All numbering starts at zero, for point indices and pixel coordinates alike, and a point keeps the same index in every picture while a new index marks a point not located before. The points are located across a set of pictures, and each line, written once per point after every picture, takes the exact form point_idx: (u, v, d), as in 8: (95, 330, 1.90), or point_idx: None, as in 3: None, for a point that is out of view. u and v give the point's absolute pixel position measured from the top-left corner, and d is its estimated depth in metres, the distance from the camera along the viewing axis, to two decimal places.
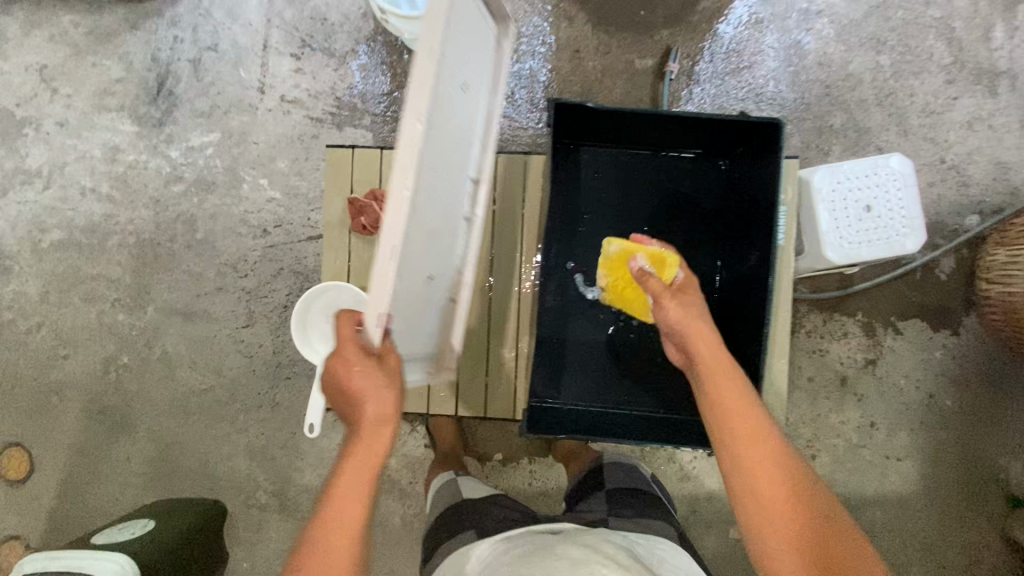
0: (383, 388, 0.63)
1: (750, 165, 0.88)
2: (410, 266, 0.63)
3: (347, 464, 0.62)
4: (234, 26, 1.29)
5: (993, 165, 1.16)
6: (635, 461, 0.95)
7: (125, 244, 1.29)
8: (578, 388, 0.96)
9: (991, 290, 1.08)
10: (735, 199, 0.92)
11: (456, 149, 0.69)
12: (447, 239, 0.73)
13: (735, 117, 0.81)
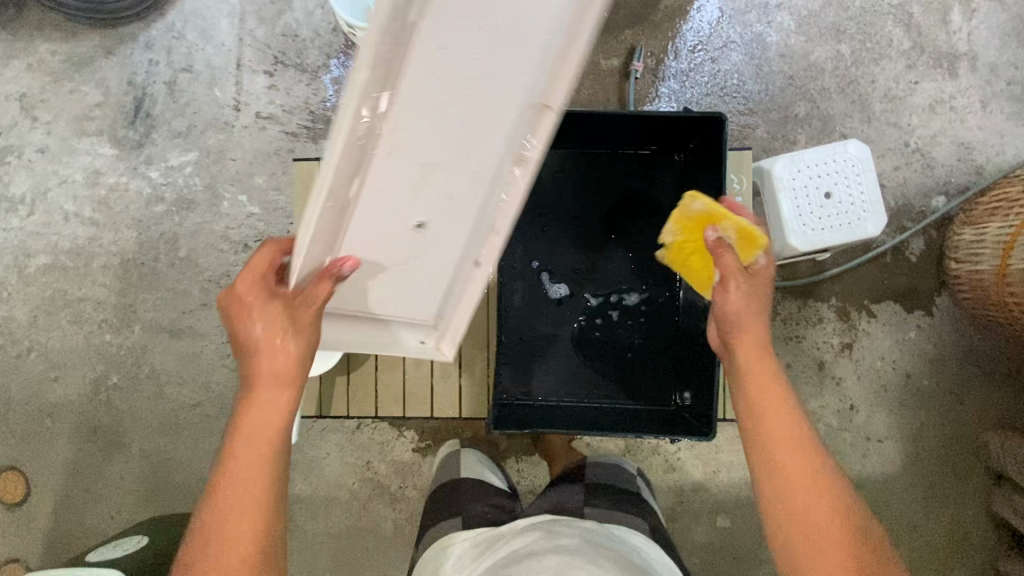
0: (286, 344, 0.66)
1: (704, 156, 0.91)
2: (378, 204, 0.58)
3: (245, 428, 0.66)
4: (208, 46, 1.31)
5: (956, 146, 1.18)
6: (616, 458, 0.96)
7: (109, 265, 1.31)
8: (552, 386, 0.97)
9: (961, 268, 1.10)
10: (693, 190, 0.95)
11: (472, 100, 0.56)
12: (447, 181, 0.57)
13: (681, 112, 0.85)
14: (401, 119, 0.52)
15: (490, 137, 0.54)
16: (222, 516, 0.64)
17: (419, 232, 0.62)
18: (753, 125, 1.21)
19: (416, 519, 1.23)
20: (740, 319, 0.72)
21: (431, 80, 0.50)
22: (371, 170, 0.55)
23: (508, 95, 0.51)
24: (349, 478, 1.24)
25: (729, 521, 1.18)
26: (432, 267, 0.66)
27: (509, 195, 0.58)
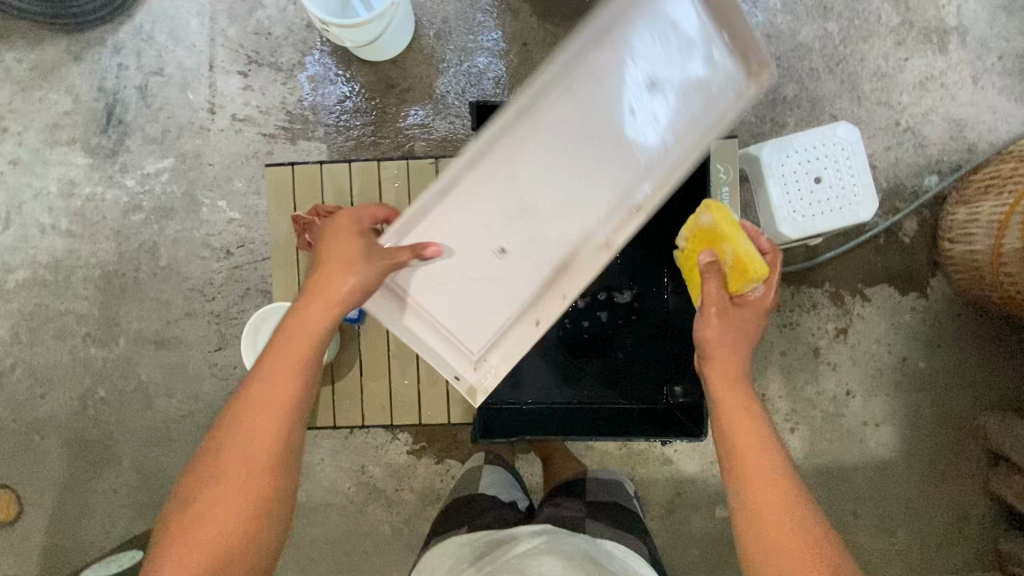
0: (346, 270, 0.71)
1: None
2: (479, 218, 0.77)
3: (285, 333, 0.70)
4: (178, 48, 1.27)
5: (948, 123, 1.16)
6: (615, 477, 0.96)
7: (90, 277, 1.28)
8: (543, 387, 0.96)
9: (954, 248, 1.08)
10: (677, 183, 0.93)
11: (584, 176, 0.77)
12: (531, 224, 0.78)
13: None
14: (523, 171, 0.77)
15: (579, 209, 0.77)
16: (234, 436, 0.65)
17: (499, 256, 0.78)
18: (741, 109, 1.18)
19: (414, 521, 1.22)
20: (721, 334, 0.72)
21: (550, 159, 0.77)
22: (486, 192, 0.77)
23: (599, 195, 0.77)
24: (344, 483, 1.23)
25: (728, 511, 1.17)
26: (496, 296, 0.78)
27: (569, 264, 0.77)
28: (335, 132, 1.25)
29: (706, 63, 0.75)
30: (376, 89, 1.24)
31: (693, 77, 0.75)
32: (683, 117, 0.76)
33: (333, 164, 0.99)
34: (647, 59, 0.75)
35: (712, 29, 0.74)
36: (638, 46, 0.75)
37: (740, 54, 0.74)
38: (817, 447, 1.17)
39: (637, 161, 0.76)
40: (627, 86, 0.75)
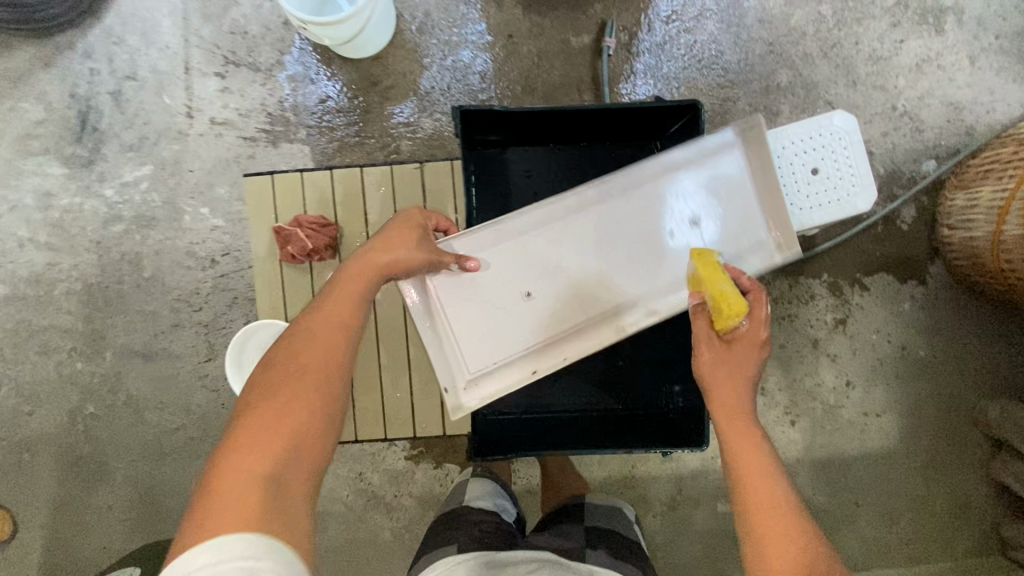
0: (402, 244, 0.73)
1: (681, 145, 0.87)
2: (521, 262, 0.84)
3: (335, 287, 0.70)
4: (151, 50, 1.23)
5: (946, 106, 1.13)
6: (616, 502, 0.86)
7: (72, 291, 1.25)
8: (538, 394, 0.94)
9: (954, 234, 1.06)
10: None
11: (630, 255, 0.85)
12: (562, 284, 0.84)
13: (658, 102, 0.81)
14: (575, 233, 0.84)
15: (603, 284, 0.84)
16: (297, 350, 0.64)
17: (525, 300, 0.84)
18: (734, 98, 1.15)
19: (415, 527, 1.21)
20: (710, 372, 0.74)
21: (596, 232, 0.85)
22: (535, 241, 0.84)
23: (623, 280, 0.84)
24: (342, 491, 1.22)
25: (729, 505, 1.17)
26: (506, 334, 0.83)
27: (580, 334, 0.84)
28: (317, 133, 1.21)
29: (764, 211, 0.84)
30: (359, 88, 1.20)
31: (746, 224, 0.84)
32: (723, 248, 0.83)
33: (314, 172, 0.96)
34: (721, 181, 0.84)
35: (775, 200, 0.83)
36: (716, 169, 0.84)
37: (784, 225, 0.82)
38: (818, 439, 1.16)
39: (667, 267, 0.84)
40: (700, 184, 0.84)
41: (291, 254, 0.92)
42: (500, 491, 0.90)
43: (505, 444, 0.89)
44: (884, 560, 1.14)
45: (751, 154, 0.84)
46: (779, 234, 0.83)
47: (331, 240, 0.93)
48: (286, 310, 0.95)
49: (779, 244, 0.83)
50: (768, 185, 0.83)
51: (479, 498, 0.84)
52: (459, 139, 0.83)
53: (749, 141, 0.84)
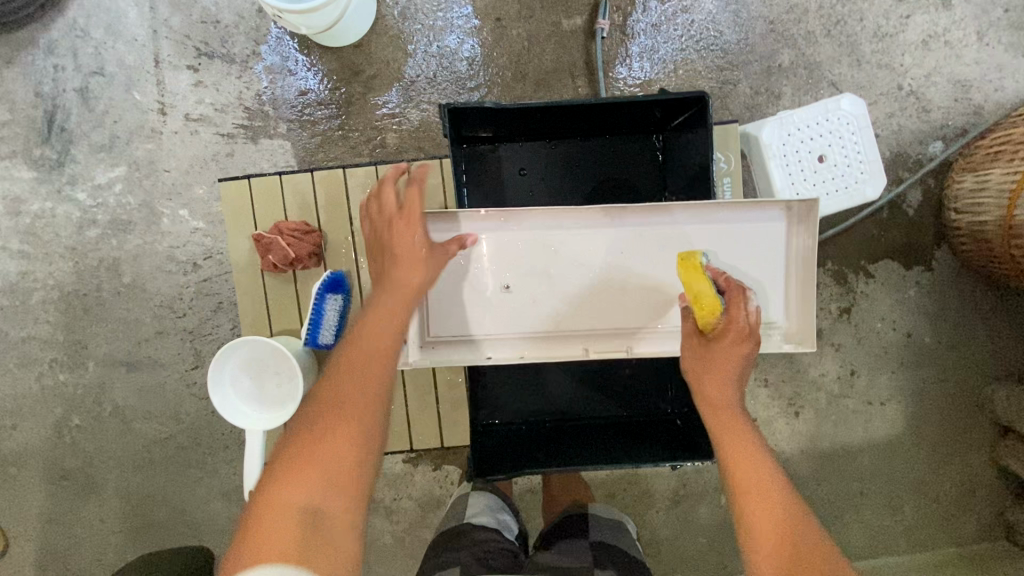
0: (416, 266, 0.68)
1: (684, 141, 0.83)
2: (511, 258, 0.77)
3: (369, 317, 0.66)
4: (118, 43, 1.16)
5: (952, 85, 1.09)
6: (617, 515, 0.85)
7: (49, 300, 1.19)
8: (537, 401, 0.91)
9: (961, 220, 1.03)
10: (672, 180, 0.88)
11: (645, 296, 0.77)
12: (547, 291, 0.77)
13: (660, 95, 0.77)
14: (584, 246, 0.77)
15: (589, 307, 0.77)
16: (334, 379, 0.62)
17: (501, 293, 0.77)
18: (734, 81, 1.10)
19: (415, 530, 1.19)
20: (693, 373, 0.71)
21: (598, 254, 0.77)
22: (536, 237, 0.76)
23: (610, 318, 0.77)
24: None
25: None
26: (475, 321, 0.78)
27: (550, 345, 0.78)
28: (298, 128, 1.15)
29: (790, 285, 0.75)
30: (340, 78, 1.14)
31: (763, 294, 0.76)
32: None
33: (294, 175, 0.91)
34: (758, 235, 0.75)
35: (805, 290, 0.74)
36: (757, 224, 0.75)
37: (805, 318, 0.75)
38: (823, 430, 1.14)
39: (661, 313, 0.77)
40: (751, 239, 0.75)
41: (273, 263, 0.87)
42: (501, 505, 0.86)
43: (505, 457, 0.85)
44: (889, 547, 1.13)
45: (800, 230, 0.74)
46: (794, 320, 0.76)
47: (315, 247, 0.89)
48: (270, 321, 0.91)
49: (787, 332, 0.76)
50: (805, 263, 0.74)
51: (480, 514, 0.81)
52: (448, 137, 0.78)
53: (803, 215, 0.73)
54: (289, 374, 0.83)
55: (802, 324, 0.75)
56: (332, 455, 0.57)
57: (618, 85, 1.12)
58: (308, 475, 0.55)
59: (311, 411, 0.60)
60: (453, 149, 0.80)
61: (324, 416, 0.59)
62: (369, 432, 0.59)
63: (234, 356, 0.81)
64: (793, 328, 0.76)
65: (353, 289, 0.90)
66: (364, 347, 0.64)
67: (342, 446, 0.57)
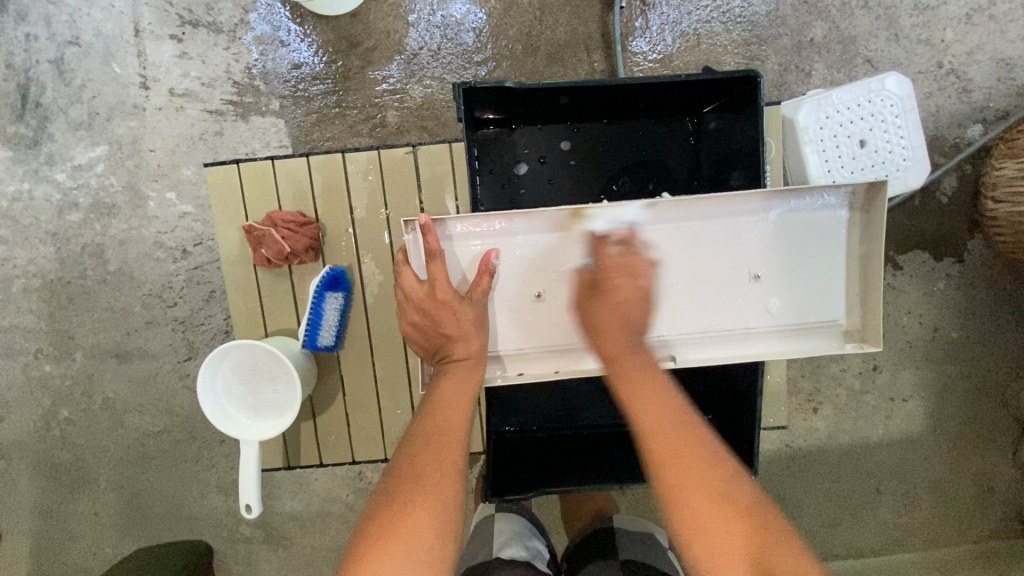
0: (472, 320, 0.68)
1: (726, 125, 0.76)
2: (542, 259, 0.71)
3: (444, 380, 0.66)
4: (94, 10, 1.07)
5: (995, 63, 1.01)
6: (649, 527, 0.82)
7: (31, 288, 1.13)
8: (547, 405, 0.86)
9: (999, 209, 0.95)
10: (709, 168, 0.81)
11: (693, 305, 0.72)
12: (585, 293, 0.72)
13: (704, 75, 0.70)
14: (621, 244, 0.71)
15: None
16: (410, 454, 0.59)
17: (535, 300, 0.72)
18: (763, 57, 1.02)
19: None
20: (591, 318, 0.68)
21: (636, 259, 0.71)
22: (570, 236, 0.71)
23: (655, 326, 0.72)
24: (342, 490, 1.15)
25: None
26: (508, 332, 0.73)
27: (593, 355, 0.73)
28: (292, 104, 1.07)
29: (849, 281, 0.71)
30: (337, 50, 1.06)
31: (822, 292, 0.71)
32: (785, 319, 0.72)
33: (288, 159, 0.84)
34: (812, 225, 0.70)
35: (867, 281, 0.70)
36: (810, 213, 0.70)
37: (867, 312, 0.70)
38: (843, 426, 1.10)
39: (710, 318, 0.72)
40: (803, 240, 0.70)
41: (266, 258, 0.81)
42: (531, 531, 0.82)
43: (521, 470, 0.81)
44: (904, 544, 1.11)
45: (860, 214, 0.69)
46: (856, 321, 0.71)
47: (312, 241, 0.82)
48: (266, 318, 0.85)
49: (849, 331, 0.72)
50: (866, 260, 0.70)
51: (509, 545, 0.76)
52: (462, 122, 0.71)
53: (866, 199, 0.69)
54: (285, 380, 0.77)
55: (863, 320, 0.70)
56: (414, 535, 0.53)
57: (637, 60, 1.03)
58: (392, 554, 0.51)
59: (391, 487, 0.57)
60: (466, 133, 0.73)
61: (403, 491, 0.56)
62: (450, 504, 0.56)
63: (225, 360, 0.76)
64: (853, 324, 0.71)
65: (355, 287, 0.85)
66: (437, 422, 0.62)
67: (425, 517, 0.54)
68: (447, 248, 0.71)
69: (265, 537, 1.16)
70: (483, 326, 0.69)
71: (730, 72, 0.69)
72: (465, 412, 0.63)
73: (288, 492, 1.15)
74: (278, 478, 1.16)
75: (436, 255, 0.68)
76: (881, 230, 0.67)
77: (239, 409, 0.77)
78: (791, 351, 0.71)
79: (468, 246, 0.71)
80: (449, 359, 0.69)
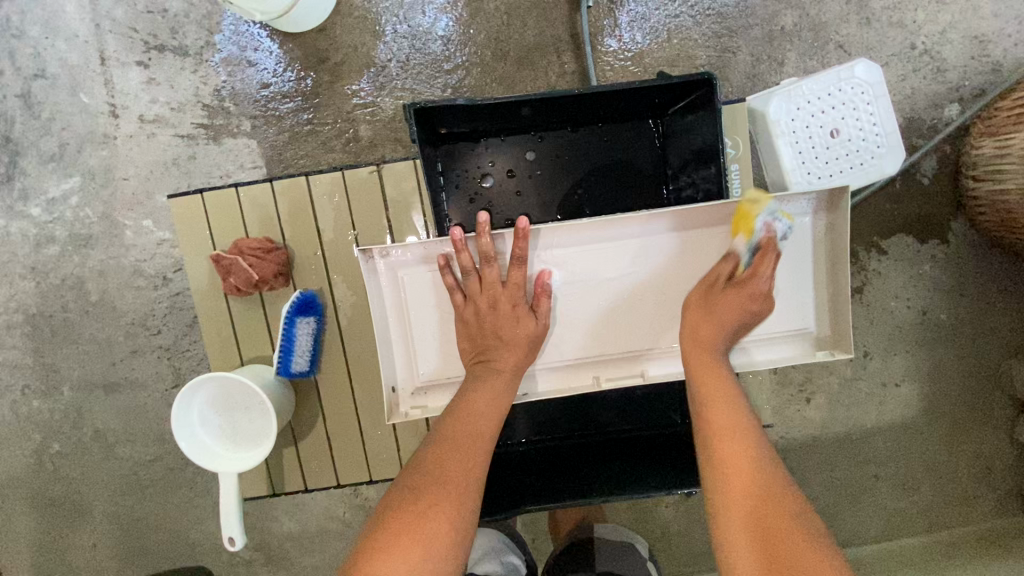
0: (520, 334, 0.69)
1: (689, 126, 0.76)
2: (577, 268, 0.72)
3: (478, 388, 0.66)
4: (58, 41, 1.06)
5: (968, 41, 1.00)
6: (630, 537, 0.84)
7: (13, 324, 1.12)
8: (531, 418, 0.86)
9: (980, 188, 0.94)
10: (676, 168, 0.80)
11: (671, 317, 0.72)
12: (577, 306, 0.72)
13: (661, 80, 0.70)
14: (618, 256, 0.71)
15: (614, 327, 0.72)
16: (437, 456, 0.62)
17: None
18: (734, 49, 1.01)
19: None
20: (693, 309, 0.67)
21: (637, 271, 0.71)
22: (609, 245, 0.71)
23: (631, 338, 0.72)
24: (339, 508, 1.14)
25: None
26: None
27: (581, 373, 0.74)
28: (264, 124, 1.06)
29: (816, 290, 0.71)
30: (306, 66, 1.05)
31: (787, 300, 0.71)
32: (754, 328, 0.72)
33: (252, 186, 0.83)
34: (785, 234, 0.70)
35: (834, 290, 0.70)
36: (786, 222, 0.70)
37: (835, 320, 0.71)
38: (837, 415, 1.09)
39: None
40: (782, 252, 0.70)
41: (236, 286, 0.80)
42: (508, 545, 0.85)
43: (503, 485, 0.81)
44: (905, 529, 1.10)
45: (827, 217, 0.69)
46: (826, 330, 0.71)
47: (281, 266, 0.81)
48: (243, 346, 0.84)
49: (820, 339, 0.72)
50: (835, 266, 0.70)
51: (485, 560, 0.79)
52: (417, 142, 0.71)
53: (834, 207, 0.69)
54: (261, 410, 0.77)
55: (834, 328, 0.70)
56: (434, 538, 0.56)
57: (608, 58, 1.02)
58: (409, 551, 0.55)
59: (412, 481, 0.60)
60: (423, 152, 0.72)
61: (431, 489, 0.59)
62: (471, 511, 0.59)
63: (193, 390, 0.74)
64: (823, 332, 0.72)
65: (328, 311, 0.84)
66: (468, 428, 0.64)
67: (436, 524, 0.56)
68: (404, 277, 0.71)
69: (265, 559, 1.15)
70: (533, 342, 0.70)
71: (687, 74, 0.69)
72: (495, 425, 0.65)
73: (284, 512, 1.15)
74: (274, 499, 1.15)
75: (520, 262, 0.69)
76: (846, 244, 0.67)
77: (216, 436, 0.77)
78: (762, 362, 0.72)
79: (424, 272, 0.71)
80: (488, 364, 0.68)
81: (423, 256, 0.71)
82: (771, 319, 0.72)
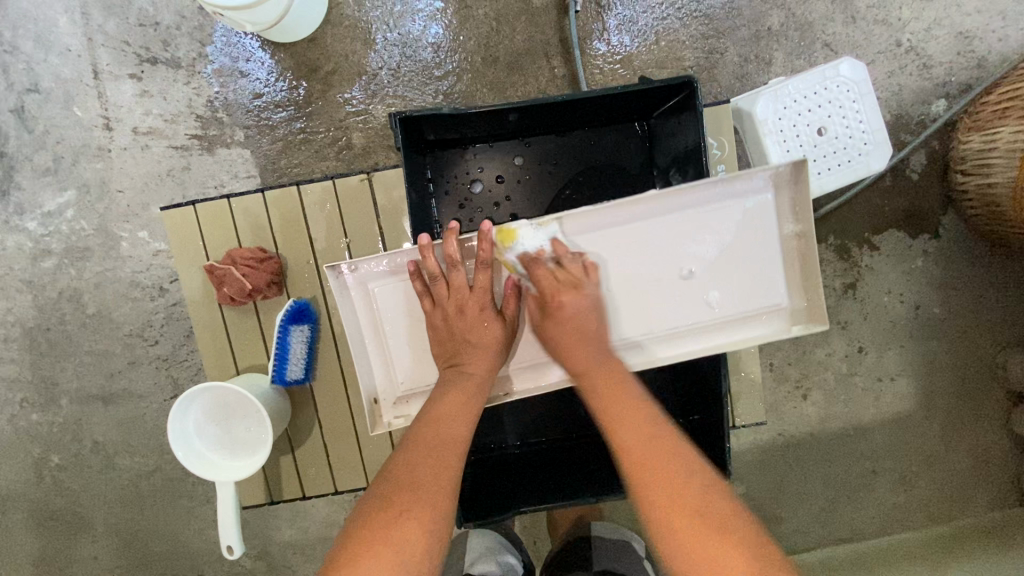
0: (487, 330, 0.70)
1: (672, 128, 0.77)
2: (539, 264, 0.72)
3: (447, 394, 0.66)
4: (51, 56, 1.07)
5: (954, 37, 1.01)
6: (626, 534, 0.84)
7: (11, 337, 1.12)
8: (526, 420, 0.87)
9: (969, 182, 0.95)
10: (662, 170, 0.81)
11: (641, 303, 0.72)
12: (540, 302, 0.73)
13: (642, 84, 0.71)
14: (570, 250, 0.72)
15: None
16: (408, 462, 0.60)
17: None
18: (722, 50, 1.02)
19: None
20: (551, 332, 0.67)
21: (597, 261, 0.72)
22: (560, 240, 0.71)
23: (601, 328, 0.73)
24: (339, 515, 1.14)
25: (744, 487, 1.11)
26: None
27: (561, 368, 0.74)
28: (257, 133, 1.06)
29: (788, 269, 0.71)
30: (298, 75, 1.06)
31: (761, 281, 0.71)
32: (727, 307, 0.72)
33: (244, 196, 0.84)
34: (747, 215, 0.70)
35: (807, 272, 0.70)
36: (745, 201, 0.70)
37: (810, 294, 0.70)
38: (833, 411, 1.09)
39: (666, 314, 0.72)
40: (743, 229, 0.70)
41: (229, 296, 0.80)
42: (505, 544, 0.85)
43: (498, 490, 0.81)
44: (905, 523, 1.10)
45: (792, 195, 0.68)
46: (801, 304, 0.71)
47: (273, 275, 0.82)
48: (238, 355, 0.85)
49: (796, 313, 0.71)
50: (805, 254, 0.70)
51: (480, 561, 0.79)
52: (402, 151, 0.71)
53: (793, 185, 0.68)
54: (257, 418, 0.77)
55: (807, 301, 0.70)
56: (406, 542, 0.55)
57: (598, 62, 1.03)
58: (382, 558, 0.53)
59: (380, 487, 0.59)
60: (407, 162, 0.73)
61: (400, 498, 0.57)
62: (444, 515, 0.58)
63: (187, 401, 0.75)
64: (799, 306, 0.71)
65: (321, 318, 0.84)
66: (439, 432, 0.63)
67: (407, 530, 0.55)
68: (380, 287, 0.72)
69: (267, 567, 1.15)
70: (499, 339, 0.70)
71: (668, 78, 0.70)
72: (468, 429, 0.65)
73: (286, 520, 1.15)
74: (275, 506, 1.16)
75: (487, 264, 0.69)
76: (811, 230, 0.68)
77: (213, 447, 0.77)
78: (739, 341, 0.72)
79: (397, 282, 0.72)
80: (459, 367, 0.69)
81: (393, 266, 0.71)
82: (741, 292, 0.72)
